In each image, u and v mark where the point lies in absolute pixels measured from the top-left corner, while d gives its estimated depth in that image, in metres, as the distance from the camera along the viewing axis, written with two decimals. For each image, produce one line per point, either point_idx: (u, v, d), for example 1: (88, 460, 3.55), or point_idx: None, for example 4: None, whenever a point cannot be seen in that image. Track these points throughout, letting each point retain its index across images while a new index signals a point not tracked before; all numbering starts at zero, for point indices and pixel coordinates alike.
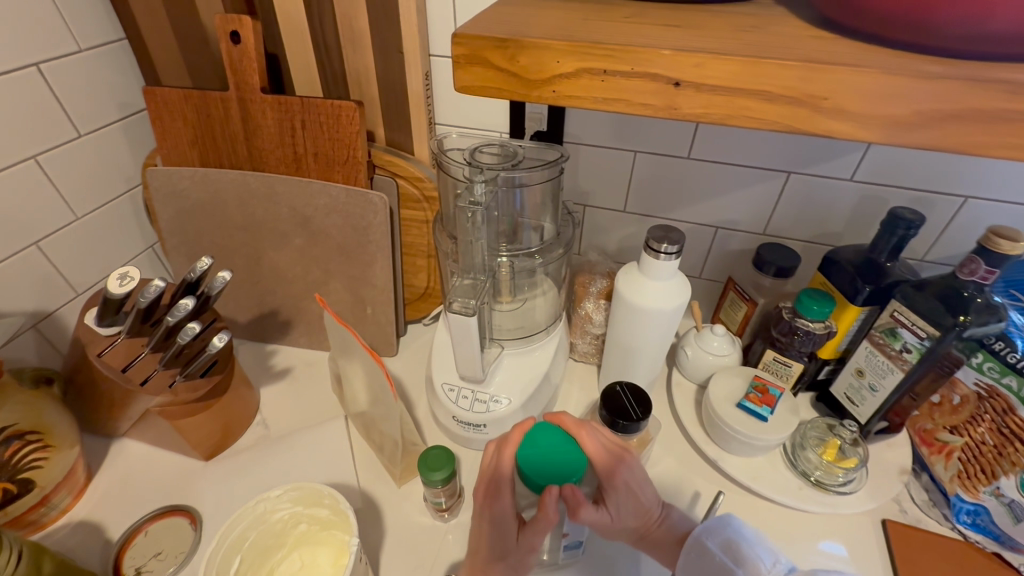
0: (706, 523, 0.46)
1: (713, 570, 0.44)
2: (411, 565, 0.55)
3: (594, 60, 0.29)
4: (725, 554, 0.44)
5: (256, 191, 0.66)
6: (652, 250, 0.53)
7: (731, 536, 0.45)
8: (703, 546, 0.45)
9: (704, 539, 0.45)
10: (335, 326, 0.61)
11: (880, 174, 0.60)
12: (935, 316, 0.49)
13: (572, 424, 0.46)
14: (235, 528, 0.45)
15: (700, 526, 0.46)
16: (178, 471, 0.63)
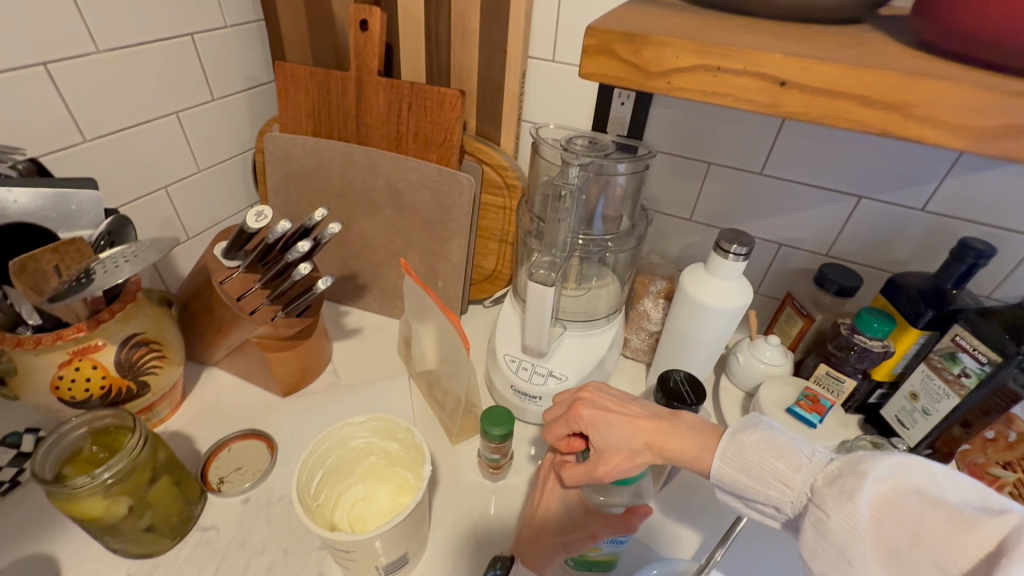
0: (740, 422, 0.42)
1: (749, 467, 0.39)
2: (460, 515, 0.59)
3: (710, 58, 0.34)
4: (765, 447, 0.39)
5: (358, 162, 0.74)
6: (722, 250, 0.56)
7: (767, 432, 0.40)
8: (740, 442, 0.40)
9: (740, 437, 0.41)
10: (415, 290, 0.67)
11: (953, 207, 0.62)
12: (998, 342, 0.50)
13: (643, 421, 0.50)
14: (321, 444, 0.51)
15: (737, 424, 0.42)
16: (259, 403, 0.69)
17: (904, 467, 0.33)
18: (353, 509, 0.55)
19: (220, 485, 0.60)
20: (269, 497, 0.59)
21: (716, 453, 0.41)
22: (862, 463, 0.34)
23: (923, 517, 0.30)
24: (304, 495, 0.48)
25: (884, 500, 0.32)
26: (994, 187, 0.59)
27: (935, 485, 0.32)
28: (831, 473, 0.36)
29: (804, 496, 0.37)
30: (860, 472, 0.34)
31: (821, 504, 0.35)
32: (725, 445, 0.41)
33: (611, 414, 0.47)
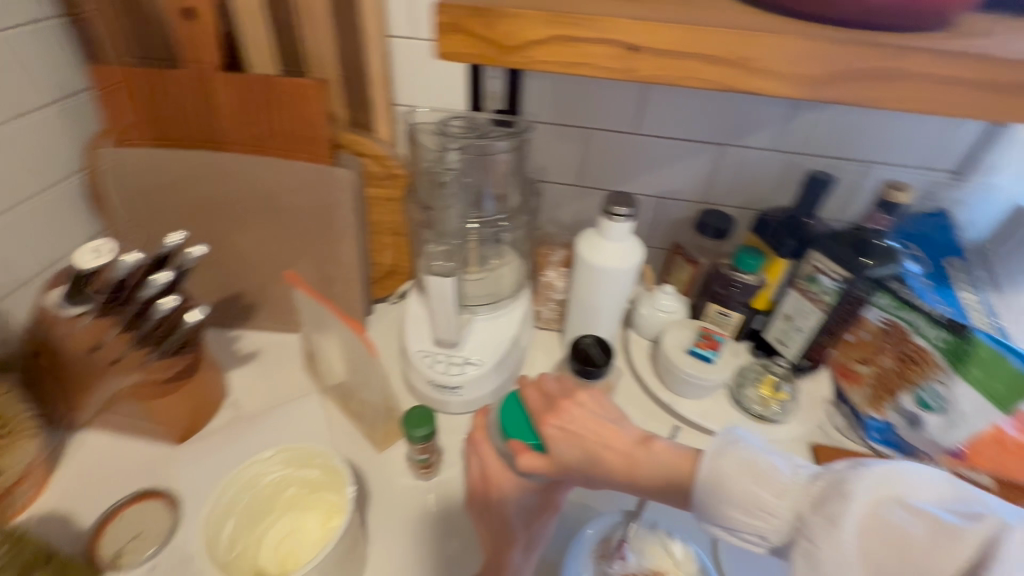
0: (714, 442, 0.38)
1: (733, 497, 0.36)
2: (397, 521, 0.57)
3: (561, 27, 0.33)
4: (746, 471, 0.36)
5: (215, 171, 0.66)
6: (610, 214, 0.58)
7: (746, 454, 0.37)
8: (719, 470, 0.37)
9: (719, 461, 0.37)
10: (309, 300, 0.62)
11: (798, 145, 0.69)
12: (845, 260, 0.58)
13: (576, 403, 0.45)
14: (228, 490, 0.46)
15: (715, 441, 0.38)
16: (148, 457, 0.61)
17: (884, 480, 0.32)
18: (279, 547, 0.50)
19: (117, 560, 0.52)
20: (180, 557, 0.53)
21: (696, 483, 0.37)
22: (846, 482, 0.32)
23: (914, 535, 0.30)
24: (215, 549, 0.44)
25: (874, 521, 0.31)
26: (828, 123, 0.66)
27: (908, 492, 0.32)
28: (818, 495, 0.34)
29: (794, 523, 0.34)
30: (844, 491, 0.32)
31: (810, 534, 0.32)
32: (704, 473, 0.37)
33: (585, 435, 0.42)
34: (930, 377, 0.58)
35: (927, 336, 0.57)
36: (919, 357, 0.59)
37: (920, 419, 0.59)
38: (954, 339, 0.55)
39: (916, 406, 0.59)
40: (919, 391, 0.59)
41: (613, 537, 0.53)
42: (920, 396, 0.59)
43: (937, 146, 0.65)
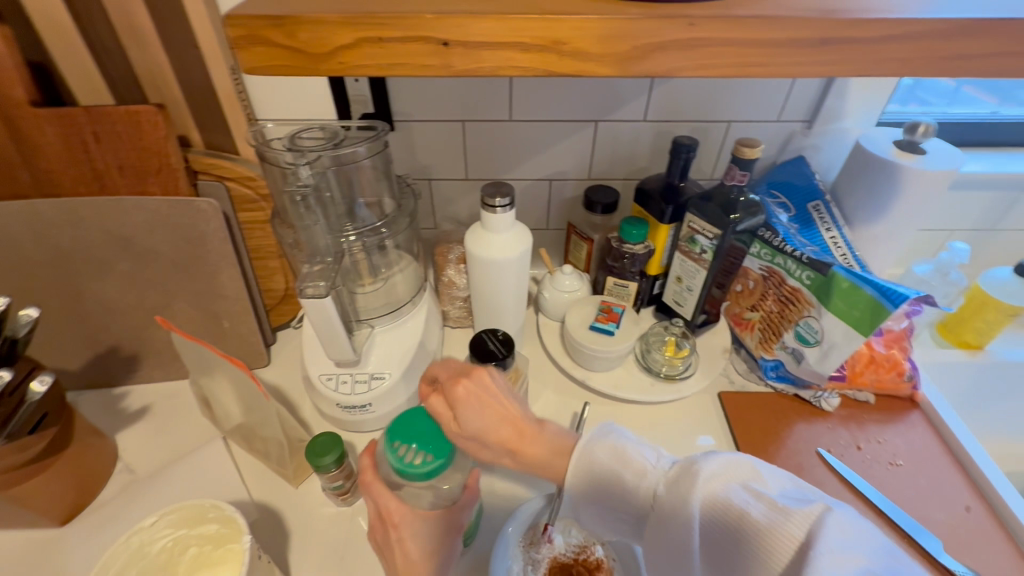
0: (591, 433, 0.44)
1: (603, 480, 0.42)
2: (323, 556, 0.55)
3: (368, 29, 0.32)
4: (614, 457, 0.42)
5: (54, 220, 0.59)
6: (489, 206, 0.58)
7: (617, 442, 0.42)
8: (593, 457, 0.42)
9: (592, 448, 0.42)
10: (187, 344, 0.58)
11: (666, 113, 0.71)
12: (715, 219, 0.61)
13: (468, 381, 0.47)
14: (109, 568, 0.42)
15: (593, 430, 0.44)
16: (29, 547, 0.55)
17: (727, 465, 0.36)
18: None
19: None
20: None
21: (570, 468, 0.43)
22: (695, 463, 0.37)
23: (745, 518, 0.33)
24: None
25: (711, 502, 0.35)
26: (688, 89, 0.69)
27: (749, 478, 0.35)
28: (673, 476, 0.38)
29: (650, 499, 0.40)
30: (693, 471, 0.37)
31: (664, 509, 0.38)
32: (577, 458, 0.43)
33: (487, 401, 0.45)
34: (805, 314, 0.63)
35: (797, 277, 0.62)
36: (794, 297, 0.64)
37: (802, 354, 0.64)
38: (818, 276, 0.60)
39: (798, 343, 0.64)
40: (797, 328, 0.64)
41: (539, 523, 0.53)
42: (800, 332, 0.64)
43: (787, 98, 0.70)
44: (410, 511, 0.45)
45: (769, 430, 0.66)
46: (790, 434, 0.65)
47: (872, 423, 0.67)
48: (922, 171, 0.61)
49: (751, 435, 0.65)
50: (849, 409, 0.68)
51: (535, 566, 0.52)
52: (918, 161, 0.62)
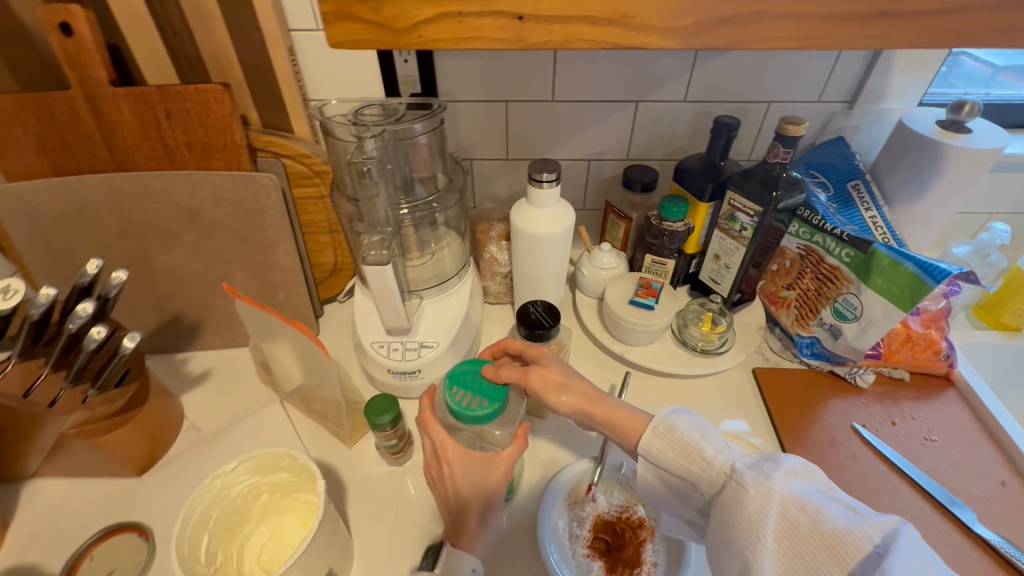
0: (673, 408, 0.48)
1: (678, 445, 0.45)
2: (377, 509, 0.59)
3: (448, 4, 0.34)
4: (693, 430, 0.46)
5: (129, 193, 0.63)
6: (536, 181, 0.60)
7: (698, 423, 0.47)
8: (674, 425, 0.46)
9: (673, 418, 0.47)
10: (251, 311, 0.61)
11: (705, 93, 0.72)
12: (757, 196, 0.62)
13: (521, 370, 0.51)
14: (197, 506, 0.45)
15: (672, 406, 0.48)
16: (109, 493, 0.60)
17: (807, 469, 0.41)
18: (262, 554, 0.51)
19: None
20: None
21: (649, 429, 0.47)
22: (776, 455, 0.42)
23: (824, 516, 0.37)
24: (195, 564, 0.44)
25: (795, 491, 0.39)
26: (729, 68, 0.69)
27: (829, 485, 0.40)
28: (753, 461, 0.42)
29: (717, 480, 0.43)
30: (775, 459, 0.42)
31: (739, 480, 0.41)
32: (659, 422, 0.47)
33: (548, 373, 0.52)
34: (844, 291, 0.64)
35: (836, 255, 0.63)
36: (833, 275, 0.65)
37: (840, 329, 0.65)
38: (858, 254, 0.61)
39: (836, 319, 0.65)
40: (835, 304, 0.65)
41: (583, 483, 0.56)
42: (838, 309, 0.65)
43: (829, 77, 0.70)
44: (462, 451, 0.48)
45: (804, 405, 0.67)
46: (824, 407, 0.66)
47: (907, 400, 0.68)
48: (965, 150, 0.61)
49: (786, 409, 0.67)
50: (884, 386, 0.70)
51: (580, 522, 0.55)
52: (963, 140, 0.62)
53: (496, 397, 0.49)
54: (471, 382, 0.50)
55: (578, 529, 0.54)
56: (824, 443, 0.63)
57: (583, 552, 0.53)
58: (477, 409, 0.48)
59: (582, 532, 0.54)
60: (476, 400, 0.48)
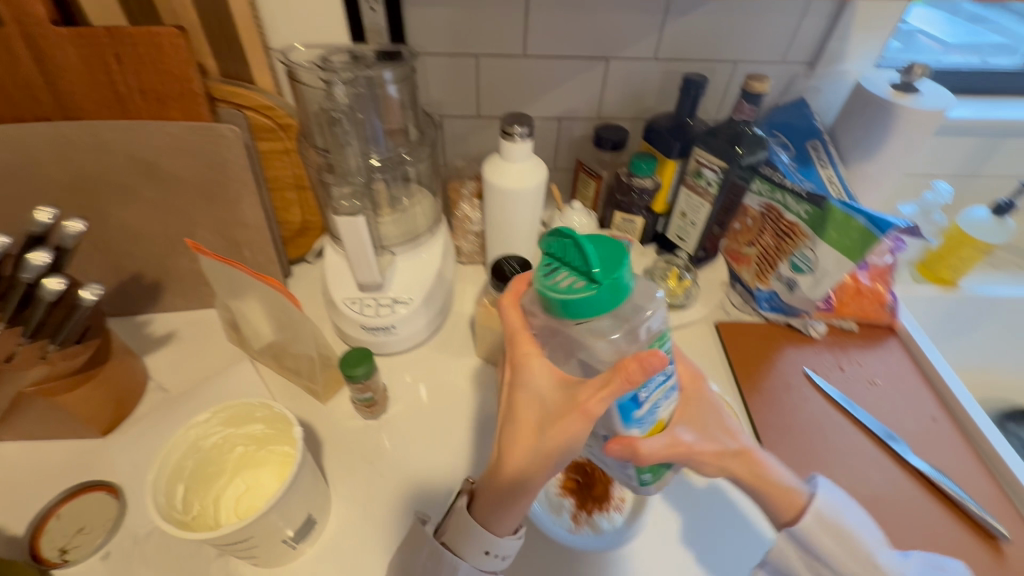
0: (813, 483, 0.49)
1: (839, 529, 0.46)
2: (354, 461, 0.60)
3: None
4: (849, 513, 0.47)
5: (77, 143, 0.59)
6: (508, 134, 0.60)
7: (858, 509, 0.48)
8: (838, 514, 0.47)
9: (829, 498, 0.47)
10: (217, 267, 0.60)
11: (674, 52, 0.73)
12: (721, 151, 0.64)
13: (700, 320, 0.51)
14: (171, 456, 0.45)
15: (817, 482, 0.49)
16: (73, 455, 0.58)
17: (949, 568, 0.47)
18: (239, 504, 0.51)
19: (64, 555, 0.51)
20: (133, 538, 0.53)
21: (810, 510, 0.46)
22: (934, 563, 0.48)
23: None
24: (171, 512, 0.44)
25: None
26: (698, 26, 0.70)
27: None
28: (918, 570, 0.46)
29: None
30: (939, 568, 0.47)
31: None
32: (817, 503, 0.47)
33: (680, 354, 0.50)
34: (801, 246, 0.67)
35: (795, 211, 0.66)
36: (791, 231, 0.67)
37: (796, 282, 0.69)
38: (815, 210, 0.64)
39: (794, 272, 0.69)
40: (792, 259, 0.69)
41: None
42: (795, 263, 0.68)
43: (793, 38, 0.72)
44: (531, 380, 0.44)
45: (761, 354, 0.71)
46: (780, 356, 0.71)
47: (854, 348, 0.73)
48: (914, 110, 0.65)
49: (745, 358, 0.71)
50: (834, 335, 0.74)
51: None
52: (912, 100, 0.65)
53: (609, 286, 0.37)
54: (574, 258, 0.39)
55: None
56: (779, 389, 0.67)
57: (554, 490, 0.56)
58: (572, 289, 0.37)
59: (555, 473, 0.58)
60: (568, 282, 0.38)
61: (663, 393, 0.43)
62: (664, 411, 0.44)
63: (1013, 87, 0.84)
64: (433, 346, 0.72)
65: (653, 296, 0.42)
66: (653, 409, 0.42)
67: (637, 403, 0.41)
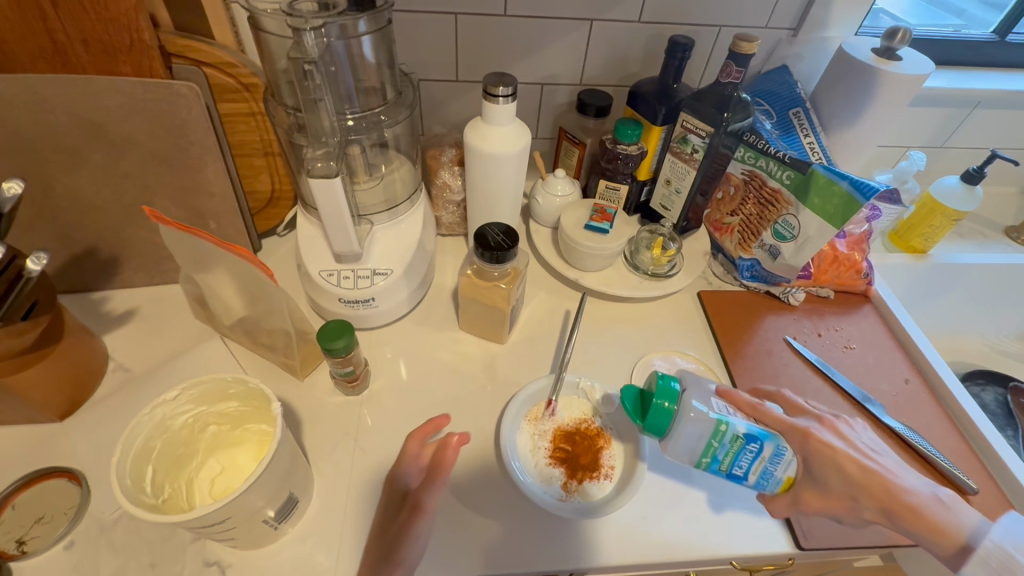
0: (989, 525, 0.47)
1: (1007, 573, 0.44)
2: (335, 437, 0.58)
3: None
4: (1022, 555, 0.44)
5: (12, 99, 0.53)
6: (490, 95, 0.57)
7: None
8: (998, 558, 0.45)
9: (995, 543, 0.46)
10: (179, 238, 0.55)
11: (659, 14, 0.71)
12: (709, 116, 0.63)
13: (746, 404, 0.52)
14: (136, 438, 0.42)
15: (996, 525, 0.47)
16: (26, 441, 0.54)
17: None
18: (214, 487, 0.49)
19: (22, 547, 0.48)
20: (99, 526, 0.50)
21: (980, 558, 0.45)
22: None
23: None
24: (141, 495, 0.41)
25: None
26: None
27: None
28: None
29: None
30: None
31: None
32: (984, 548, 0.45)
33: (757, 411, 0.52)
34: (784, 213, 0.67)
35: (778, 178, 0.66)
36: (773, 198, 0.68)
37: (778, 250, 0.70)
38: (798, 176, 0.64)
39: (776, 240, 0.69)
40: (775, 226, 0.69)
41: (542, 399, 0.60)
42: (777, 230, 0.69)
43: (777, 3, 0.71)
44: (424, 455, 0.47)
45: (743, 321, 0.72)
46: (761, 323, 0.72)
47: (832, 314, 0.74)
48: (897, 75, 0.65)
49: (728, 327, 0.71)
50: (812, 303, 0.76)
51: (541, 435, 0.58)
52: (895, 67, 0.65)
53: (658, 411, 0.50)
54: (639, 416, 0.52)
55: (540, 441, 0.57)
56: (761, 355, 0.68)
57: (546, 459, 0.56)
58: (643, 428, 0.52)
59: (544, 443, 0.57)
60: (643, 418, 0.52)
61: (765, 461, 0.50)
62: (788, 468, 0.51)
63: (978, 58, 0.88)
64: (414, 319, 0.70)
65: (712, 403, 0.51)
66: (767, 474, 0.51)
67: (740, 477, 0.51)
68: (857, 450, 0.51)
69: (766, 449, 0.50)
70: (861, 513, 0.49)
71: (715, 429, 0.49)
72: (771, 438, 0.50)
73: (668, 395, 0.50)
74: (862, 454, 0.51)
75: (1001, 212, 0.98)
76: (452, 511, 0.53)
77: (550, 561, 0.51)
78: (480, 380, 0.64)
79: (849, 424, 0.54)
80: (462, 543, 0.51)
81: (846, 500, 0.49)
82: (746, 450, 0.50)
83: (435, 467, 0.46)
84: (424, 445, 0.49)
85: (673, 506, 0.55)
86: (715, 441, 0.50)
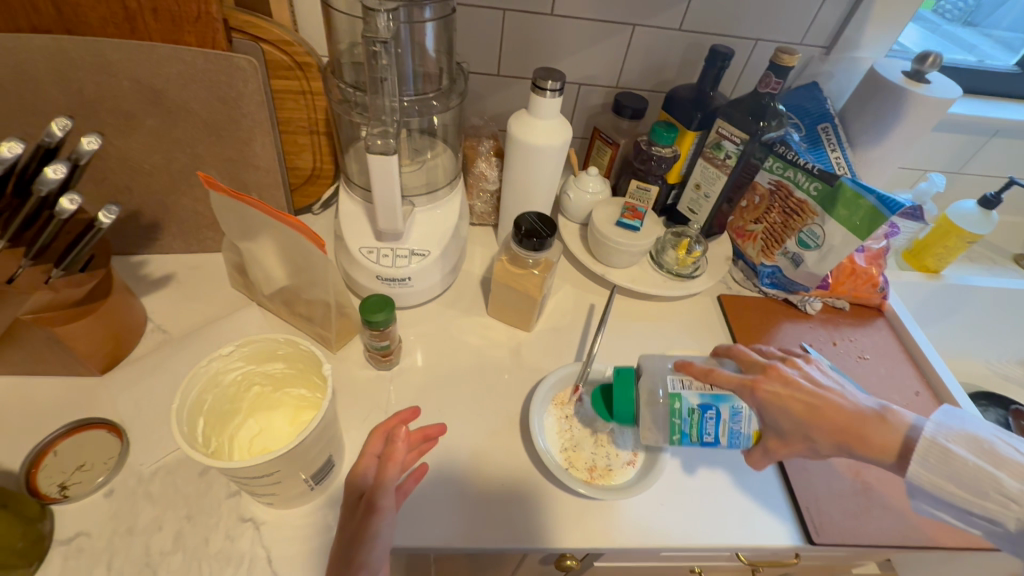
0: (934, 419, 0.44)
1: (961, 471, 0.42)
2: (366, 409, 0.59)
3: None
4: (968, 451, 0.42)
5: (79, 61, 0.55)
6: (539, 88, 0.59)
7: (976, 441, 0.42)
8: (946, 452, 0.42)
9: (939, 439, 0.43)
10: (227, 205, 0.56)
11: (701, 24, 0.73)
12: (744, 124, 0.66)
13: (700, 370, 0.50)
14: (192, 388, 0.43)
15: (937, 419, 0.44)
16: (67, 392, 0.56)
17: None
18: (252, 446, 0.51)
19: (64, 491, 0.49)
20: (138, 477, 0.51)
21: (917, 460, 0.43)
22: None
23: None
24: (195, 443, 0.43)
25: None
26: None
27: None
28: None
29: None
30: None
31: None
32: (925, 446, 0.43)
33: (710, 372, 0.49)
34: (809, 223, 0.69)
35: (805, 189, 0.68)
36: (799, 208, 0.70)
37: (801, 258, 0.72)
38: (825, 187, 0.66)
39: (799, 248, 0.71)
40: (800, 235, 0.71)
41: (569, 385, 0.62)
42: (801, 239, 0.71)
43: (813, 22, 0.74)
44: (373, 454, 0.44)
45: (762, 324, 0.74)
46: (779, 329, 0.74)
47: (846, 325, 0.77)
48: (925, 97, 0.67)
49: (747, 329, 0.73)
50: (827, 313, 0.78)
51: (567, 419, 0.60)
52: (924, 89, 0.68)
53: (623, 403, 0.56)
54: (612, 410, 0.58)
55: (566, 424, 0.60)
56: None
57: (571, 442, 0.58)
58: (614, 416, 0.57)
59: (570, 428, 0.60)
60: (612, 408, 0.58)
61: (727, 424, 0.51)
62: (752, 422, 0.51)
63: (1000, 89, 0.91)
64: (443, 302, 0.72)
65: (664, 377, 0.54)
66: (735, 433, 0.51)
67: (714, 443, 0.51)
68: (802, 389, 0.47)
69: (724, 412, 0.51)
70: (820, 450, 0.46)
71: (670, 408, 0.51)
72: (725, 399, 0.51)
73: (625, 385, 0.56)
74: (805, 391, 0.47)
75: (1010, 240, 1.01)
76: (476, 484, 0.55)
77: (569, 538, 0.52)
78: (506, 364, 0.66)
79: (794, 364, 0.50)
80: (486, 515, 0.53)
81: (801, 440, 0.47)
82: (706, 418, 0.51)
83: (386, 461, 0.42)
84: (384, 440, 0.45)
85: (692, 493, 0.57)
86: (675, 416, 0.51)
